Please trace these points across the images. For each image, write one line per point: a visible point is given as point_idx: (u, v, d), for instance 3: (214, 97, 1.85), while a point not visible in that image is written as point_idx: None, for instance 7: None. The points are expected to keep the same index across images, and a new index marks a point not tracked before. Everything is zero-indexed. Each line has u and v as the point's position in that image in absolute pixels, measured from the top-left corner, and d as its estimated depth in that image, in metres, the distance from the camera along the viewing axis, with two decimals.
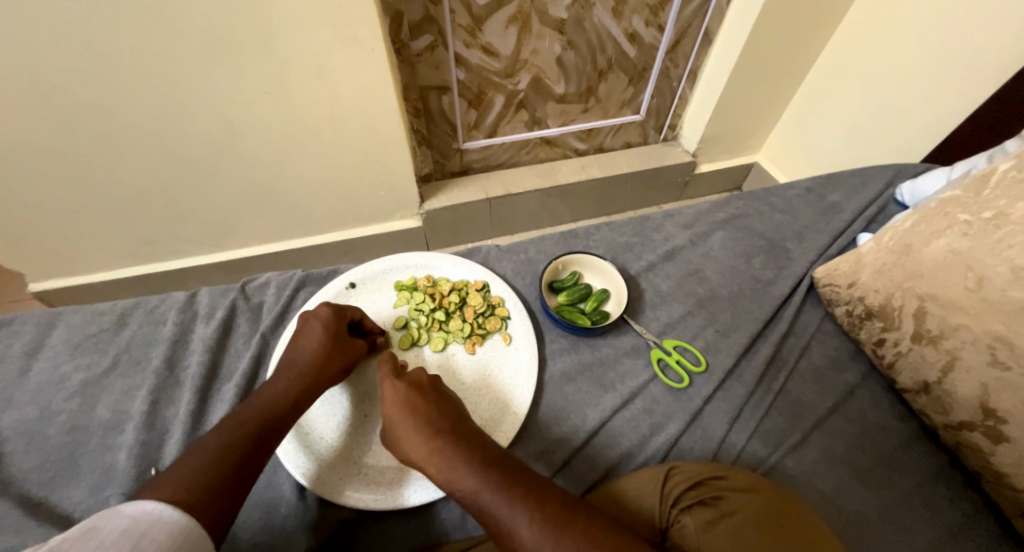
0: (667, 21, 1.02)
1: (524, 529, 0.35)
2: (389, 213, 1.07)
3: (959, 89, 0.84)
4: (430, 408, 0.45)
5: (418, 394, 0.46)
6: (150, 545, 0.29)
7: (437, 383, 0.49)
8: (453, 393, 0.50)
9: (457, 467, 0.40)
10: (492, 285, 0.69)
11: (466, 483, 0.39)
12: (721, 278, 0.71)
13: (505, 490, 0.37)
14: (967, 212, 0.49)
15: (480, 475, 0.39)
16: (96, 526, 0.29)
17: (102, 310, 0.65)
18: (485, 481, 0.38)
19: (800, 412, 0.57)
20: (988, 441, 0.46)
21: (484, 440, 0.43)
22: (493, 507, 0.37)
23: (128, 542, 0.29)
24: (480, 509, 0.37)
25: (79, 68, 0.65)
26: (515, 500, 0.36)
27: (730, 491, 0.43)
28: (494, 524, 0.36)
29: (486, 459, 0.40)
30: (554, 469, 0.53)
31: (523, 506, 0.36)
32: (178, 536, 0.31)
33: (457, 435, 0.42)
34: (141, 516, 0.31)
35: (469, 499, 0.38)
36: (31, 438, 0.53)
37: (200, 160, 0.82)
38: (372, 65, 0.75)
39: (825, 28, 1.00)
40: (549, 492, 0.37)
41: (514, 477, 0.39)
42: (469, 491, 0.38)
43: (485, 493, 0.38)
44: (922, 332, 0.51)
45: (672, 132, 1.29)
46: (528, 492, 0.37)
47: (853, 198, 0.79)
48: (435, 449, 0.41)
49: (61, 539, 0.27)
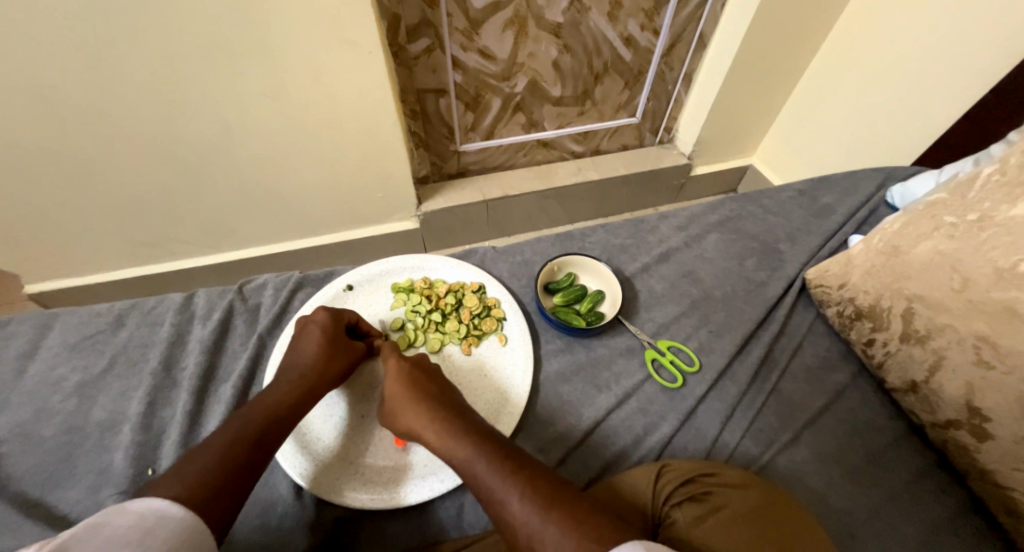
0: (662, 25, 1.03)
1: (512, 500, 0.35)
2: (386, 215, 1.07)
3: (949, 92, 0.86)
4: (434, 391, 0.47)
5: (419, 376, 0.48)
6: (158, 541, 0.30)
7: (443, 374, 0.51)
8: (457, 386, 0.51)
9: (452, 441, 0.41)
10: (488, 286, 0.69)
11: (460, 457, 0.40)
12: (714, 279, 0.72)
13: (496, 463, 0.38)
14: (953, 214, 0.50)
15: (473, 449, 0.40)
16: (103, 522, 0.30)
17: (99, 311, 0.65)
18: (477, 454, 0.39)
19: (792, 411, 0.58)
20: (973, 439, 0.47)
21: (480, 420, 0.44)
22: (487, 478, 0.38)
23: (136, 539, 0.29)
24: (476, 481, 0.39)
25: (78, 70, 0.65)
26: (504, 472, 0.37)
27: (718, 487, 0.44)
28: (486, 496, 0.37)
29: (480, 435, 0.41)
30: (554, 463, 0.54)
31: (511, 479, 0.37)
32: (184, 532, 0.32)
33: (454, 414, 0.44)
34: (147, 512, 0.32)
35: (464, 471, 0.40)
36: (28, 439, 0.53)
37: (199, 162, 0.82)
38: (370, 68, 0.76)
39: (817, 32, 1.02)
40: (541, 470, 0.38)
41: (506, 452, 0.40)
42: (464, 464, 0.40)
43: (480, 465, 0.39)
44: (910, 332, 0.52)
45: (668, 135, 1.30)
46: (519, 465, 0.38)
47: (845, 201, 0.80)
48: (434, 425, 0.43)
49: (70, 534, 0.28)
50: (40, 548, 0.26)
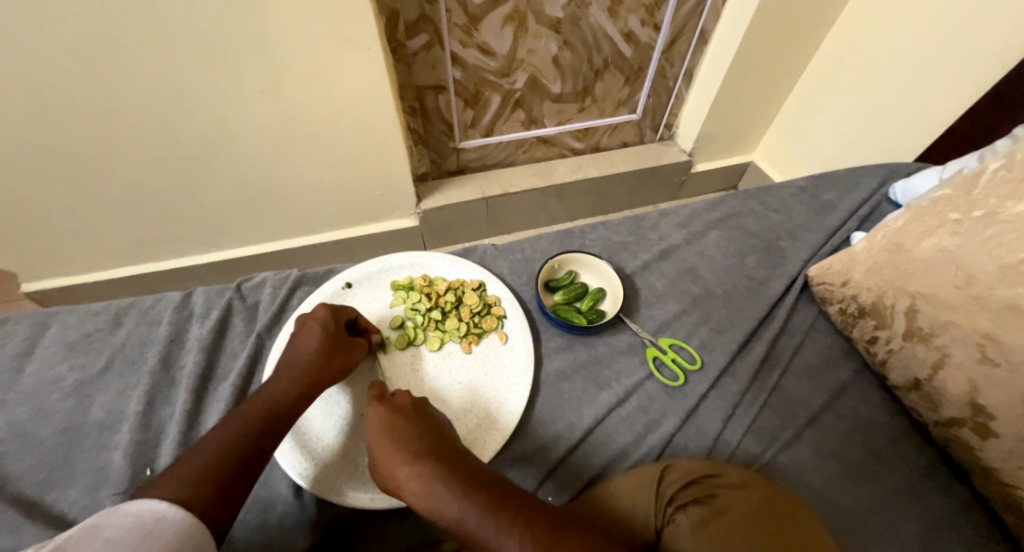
0: (662, 20, 1.02)
1: (511, 551, 0.33)
2: (385, 213, 1.07)
3: (952, 88, 0.85)
4: (413, 437, 0.44)
5: (403, 423, 0.46)
6: (154, 543, 0.30)
7: (421, 408, 0.48)
8: (440, 417, 0.49)
9: (438, 493, 0.39)
10: (488, 284, 0.69)
11: (447, 510, 0.38)
12: (715, 277, 0.71)
13: (490, 513, 0.36)
14: (958, 211, 0.50)
15: (464, 500, 0.37)
16: (101, 524, 0.30)
17: (97, 310, 0.64)
18: (468, 506, 0.37)
19: (793, 409, 0.58)
20: (976, 437, 0.46)
21: (471, 463, 0.42)
22: (477, 531, 0.36)
23: (134, 542, 0.29)
24: (466, 534, 0.36)
25: (70, 66, 0.64)
26: (500, 520, 0.35)
27: (722, 488, 0.43)
28: (482, 548, 0.35)
29: (471, 481, 0.39)
30: (540, 480, 0.52)
31: (506, 527, 0.34)
32: (182, 535, 0.32)
33: (436, 461, 0.41)
34: (146, 514, 0.31)
35: (455, 526, 0.37)
36: (25, 439, 0.53)
37: (196, 159, 0.82)
38: (368, 64, 0.75)
39: (820, 28, 1.01)
40: (537, 508, 0.36)
41: (499, 498, 0.37)
42: (454, 519, 0.37)
43: (468, 518, 0.36)
44: (913, 330, 0.51)
45: (668, 132, 1.29)
46: (511, 511, 0.36)
47: (847, 197, 0.80)
48: (418, 477, 0.41)
49: (66, 537, 0.28)
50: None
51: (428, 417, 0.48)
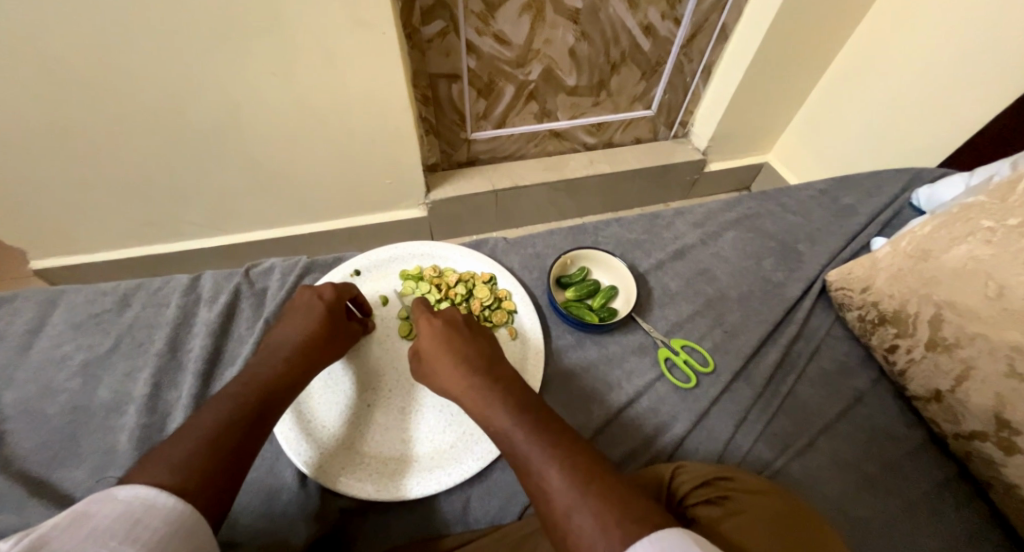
0: (683, 14, 0.99)
1: (549, 473, 0.34)
2: (394, 203, 1.06)
3: (983, 94, 0.82)
4: (470, 348, 0.46)
5: (457, 334, 0.47)
6: (144, 532, 0.28)
7: (472, 326, 0.50)
8: (486, 332, 0.50)
9: (492, 405, 0.40)
10: (499, 278, 0.68)
11: (498, 422, 0.39)
12: (731, 279, 0.70)
13: (537, 435, 0.36)
14: (991, 218, 0.48)
15: (514, 418, 0.38)
16: (89, 510, 0.28)
17: (105, 290, 0.64)
18: (519, 421, 0.38)
19: (808, 416, 0.57)
20: (1000, 452, 0.45)
21: (521, 385, 0.43)
22: (524, 447, 0.36)
23: (120, 531, 0.28)
24: (510, 447, 0.37)
25: (78, 40, 0.63)
26: (544, 444, 0.36)
27: (739, 491, 0.42)
28: (522, 464, 0.36)
29: (520, 403, 0.40)
30: (588, 436, 0.55)
31: (551, 452, 0.35)
32: (173, 524, 0.30)
33: (489, 376, 0.42)
34: (136, 502, 0.30)
35: (501, 436, 0.38)
36: (32, 417, 0.53)
37: (204, 139, 0.81)
38: (383, 49, 0.74)
39: (846, 27, 0.98)
40: (582, 446, 0.36)
41: (546, 423, 0.38)
42: (502, 429, 0.38)
43: (517, 432, 0.37)
44: (937, 340, 0.50)
45: (683, 129, 1.27)
46: (558, 440, 0.36)
47: (867, 202, 0.78)
48: (471, 383, 0.42)
49: (51, 526, 0.27)
50: (13, 543, 0.25)
51: (480, 334, 0.49)
